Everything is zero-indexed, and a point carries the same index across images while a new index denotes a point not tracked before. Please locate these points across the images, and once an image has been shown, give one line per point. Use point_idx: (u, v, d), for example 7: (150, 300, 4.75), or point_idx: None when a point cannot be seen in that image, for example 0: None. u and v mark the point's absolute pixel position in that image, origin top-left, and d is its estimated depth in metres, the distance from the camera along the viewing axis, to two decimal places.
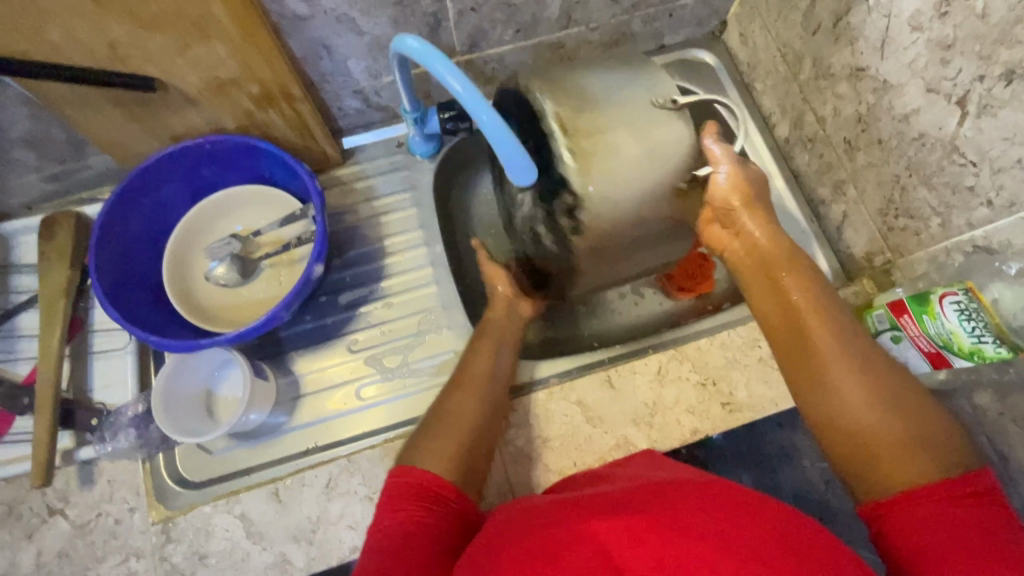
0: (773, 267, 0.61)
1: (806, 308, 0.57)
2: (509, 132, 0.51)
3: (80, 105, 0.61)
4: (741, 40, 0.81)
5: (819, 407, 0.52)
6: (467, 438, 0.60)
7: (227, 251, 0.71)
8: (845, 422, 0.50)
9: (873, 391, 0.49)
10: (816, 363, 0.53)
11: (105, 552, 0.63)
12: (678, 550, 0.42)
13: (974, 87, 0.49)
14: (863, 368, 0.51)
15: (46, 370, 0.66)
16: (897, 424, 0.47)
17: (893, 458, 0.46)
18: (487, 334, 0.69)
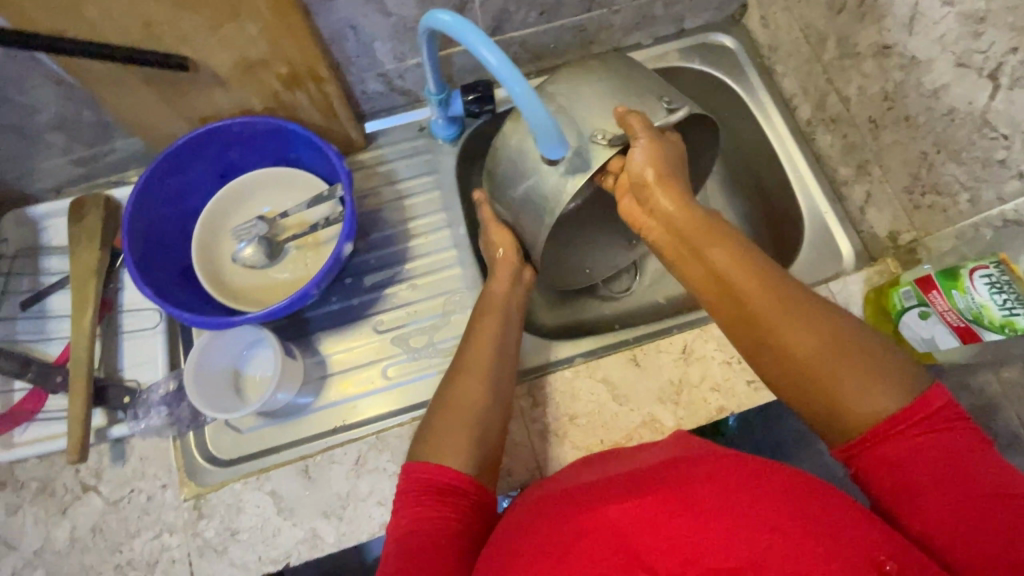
0: (689, 225, 0.55)
1: (733, 272, 0.51)
2: (524, 85, 0.51)
3: (114, 86, 0.61)
4: (762, 23, 0.81)
5: (786, 381, 0.48)
6: (476, 421, 0.58)
7: (254, 232, 0.72)
8: (806, 383, 0.47)
9: (822, 340, 0.47)
10: (768, 338, 0.49)
11: (138, 527, 0.64)
12: (703, 524, 0.42)
13: (1007, 59, 0.49)
14: (804, 323, 0.48)
15: (79, 348, 0.67)
16: (858, 378, 0.45)
17: (862, 404, 0.45)
18: (489, 310, 0.67)
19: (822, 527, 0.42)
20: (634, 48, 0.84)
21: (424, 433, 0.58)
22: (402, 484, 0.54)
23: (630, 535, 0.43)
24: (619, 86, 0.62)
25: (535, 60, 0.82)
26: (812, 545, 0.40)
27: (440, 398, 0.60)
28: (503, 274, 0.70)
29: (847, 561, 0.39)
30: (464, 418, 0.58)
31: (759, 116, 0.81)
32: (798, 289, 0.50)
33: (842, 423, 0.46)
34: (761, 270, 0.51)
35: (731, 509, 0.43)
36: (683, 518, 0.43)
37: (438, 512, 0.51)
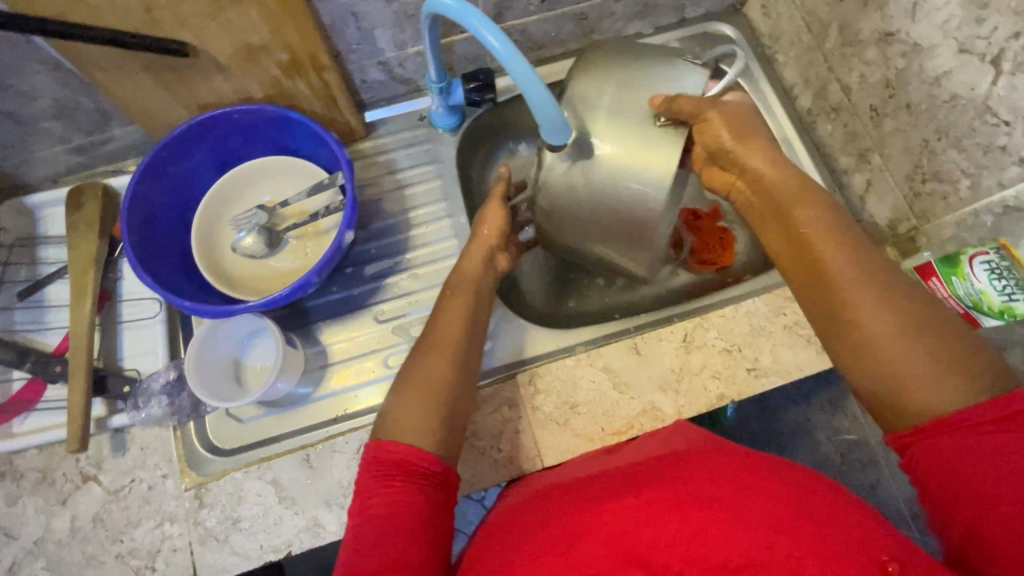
0: (783, 194, 0.56)
1: (817, 237, 0.52)
2: (518, 58, 0.50)
3: (112, 72, 0.61)
4: (763, 12, 0.80)
5: (843, 348, 0.49)
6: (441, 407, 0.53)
7: (254, 222, 0.71)
8: (877, 358, 0.46)
9: (903, 317, 0.46)
10: (838, 302, 0.49)
11: (139, 517, 0.64)
12: (701, 518, 0.43)
13: (1010, 44, 0.49)
14: (889, 297, 0.47)
15: (78, 337, 0.66)
16: (924, 360, 0.44)
17: (927, 388, 0.44)
18: (458, 288, 0.62)
19: (821, 517, 0.42)
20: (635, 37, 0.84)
21: (386, 413, 0.53)
22: (364, 467, 0.50)
23: (626, 531, 0.44)
24: (631, 76, 0.62)
25: (536, 49, 0.81)
26: (813, 534, 0.41)
27: (402, 376, 0.56)
28: (477, 253, 0.66)
29: (847, 548, 0.40)
30: (427, 400, 0.53)
31: (761, 105, 0.81)
32: (891, 267, 0.49)
33: (907, 402, 0.45)
34: (857, 241, 0.51)
35: (733, 501, 0.44)
36: (684, 516, 0.43)
37: (406, 497, 0.48)
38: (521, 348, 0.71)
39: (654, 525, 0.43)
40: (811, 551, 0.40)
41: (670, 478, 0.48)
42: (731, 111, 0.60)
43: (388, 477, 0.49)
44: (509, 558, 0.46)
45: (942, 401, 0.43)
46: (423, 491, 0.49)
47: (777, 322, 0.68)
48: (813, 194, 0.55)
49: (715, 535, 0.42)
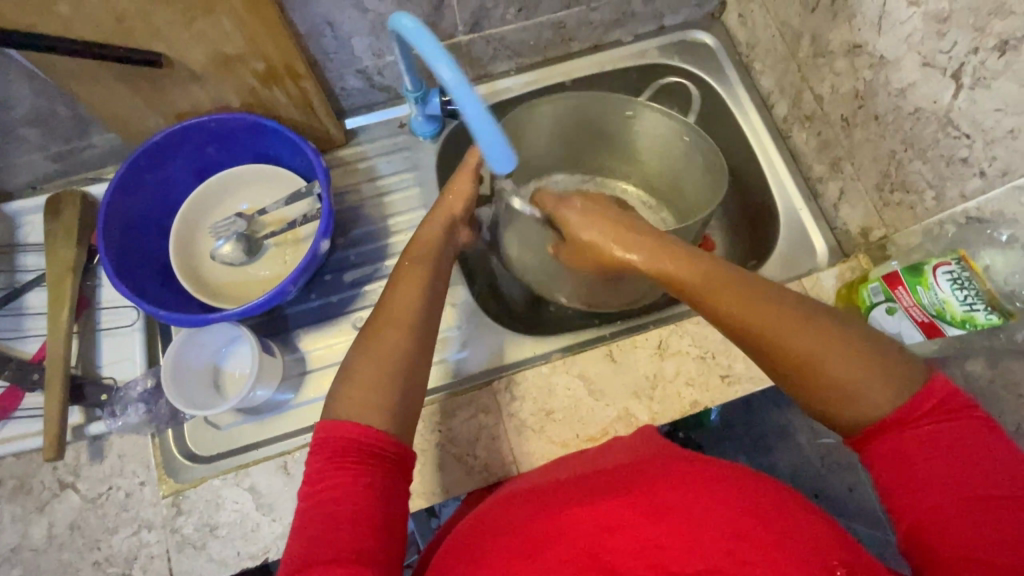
0: (673, 263, 0.54)
1: (724, 297, 0.50)
2: (470, 91, 0.49)
3: (87, 81, 0.61)
4: (740, 20, 0.81)
5: (802, 392, 0.47)
6: (398, 376, 0.54)
7: (232, 230, 0.72)
8: (832, 391, 0.45)
9: (831, 342, 0.46)
10: (774, 353, 0.47)
11: (116, 524, 0.64)
12: (665, 526, 0.43)
13: (969, 59, 0.50)
14: (809, 330, 0.47)
15: (56, 345, 0.67)
16: (866, 373, 0.45)
17: (862, 400, 0.44)
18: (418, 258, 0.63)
19: (786, 525, 0.43)
20: (613, 45, 0.85)
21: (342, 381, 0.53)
22: (320, 446, 0.50)
23: (588, 537, 0.44)
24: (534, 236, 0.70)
25: (516, 57, 0.82)
26: (777, 539, 0.41)
27: (356, 346, 0.56)
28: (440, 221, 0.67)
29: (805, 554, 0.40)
30: (389, 388, 0.53)
31: (737, 112, 0.82)
32: (789, 297, 0.49)
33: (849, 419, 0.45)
34: (752, 284, 0.51)
35: (698, 507, 0.45)
36: (648, 524, 0.44)
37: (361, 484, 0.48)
38: (498, 356, 0.73)
39: (617, 533, 0.44)
40: (773, 556, 0.40)
41: (635, 483, 0.49)
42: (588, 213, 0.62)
43: (343, 458, 0.49)
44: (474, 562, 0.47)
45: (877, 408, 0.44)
46: (379, 472, 0.50)
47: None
48: (679, 250, 0.55)
49: (679, 544, 0.42)
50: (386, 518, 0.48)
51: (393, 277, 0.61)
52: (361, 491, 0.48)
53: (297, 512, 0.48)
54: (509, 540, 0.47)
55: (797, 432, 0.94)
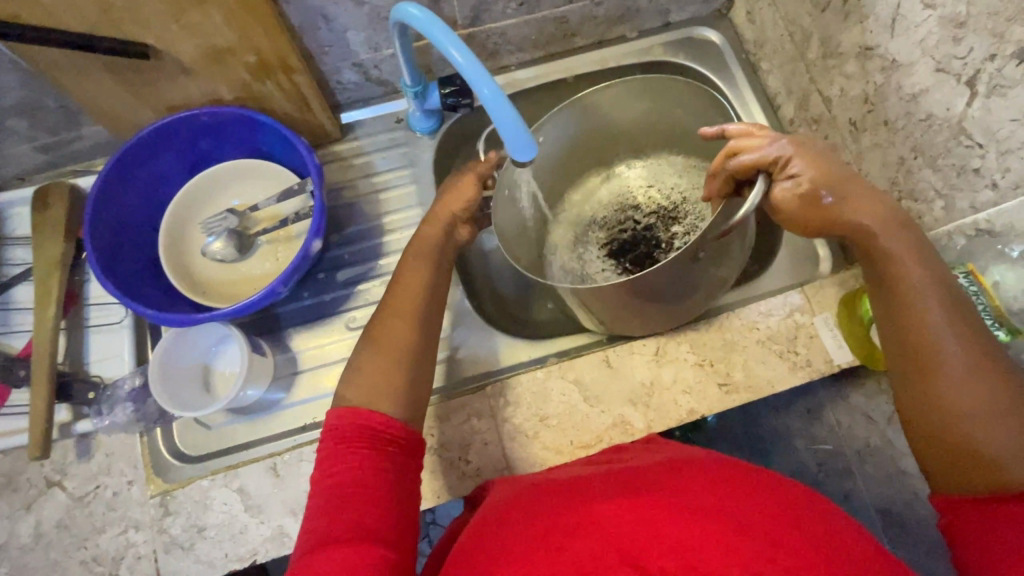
0: (885, 252, 0.52)
1: (928, 303, 0.50)
2: (482, 72, 0.49)
3: (73, 72, 0.59)
4: (748, 18, 0.79)
5: (937, 422, 0.48)
6: (388, 399, 0.54)
7: (223, 227, 0.70)
8: (972, 437, 0.46)
9: (999, 403, 0.46)
10: (936, 370, 0.48)
11: (104, 524, 0.64)
12: (695, 525, 0.43)
13: (986, 66, 0.48)
14: (993, 381, 0.47)
15: (42, 341, 0.65)
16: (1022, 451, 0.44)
17: (1007, 470, 0.44)
18: (420, 256, 0.62)
19: (793, 529, 0.43)
20: (617, 41, 0.82)
21: (350, 377, 0.56)
22: (333, 430, 0.52)
23: (623, 533, 0.44)
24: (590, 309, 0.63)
25: (517, 52, 0.80)
26: (786, 541, 0.42)
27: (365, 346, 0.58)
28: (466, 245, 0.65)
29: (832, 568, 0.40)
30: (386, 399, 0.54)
31: (742, 114, 0.80)
32: (997, 353, 0.48)
33: (987, 481, 0.45)
34: (967, 317, 0.49)
35: (727, 513, 0.44)
36: (676, 521, 0.43)
37: (380, 467, 0.50)
38: (493, 358, 0.72)
39: (649, 528, 0.43)
40: (783, 556, 0.40)
41: (648, 485, 0.49)
42: (823, 159, 0.55)
43: (353, 444, 0.51)
44: (506, 548, 0.47)
45: (1013, 478, 0.44)
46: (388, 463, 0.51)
47: (747, 333, 0.68)
48: (909, 241, 0.52)
49: (712, 544, 0.41)
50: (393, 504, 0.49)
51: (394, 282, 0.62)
52: (370, 479, 0.49)
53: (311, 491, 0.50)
54: (541, 534, 0.46)
55: (793, 436, 0.92)
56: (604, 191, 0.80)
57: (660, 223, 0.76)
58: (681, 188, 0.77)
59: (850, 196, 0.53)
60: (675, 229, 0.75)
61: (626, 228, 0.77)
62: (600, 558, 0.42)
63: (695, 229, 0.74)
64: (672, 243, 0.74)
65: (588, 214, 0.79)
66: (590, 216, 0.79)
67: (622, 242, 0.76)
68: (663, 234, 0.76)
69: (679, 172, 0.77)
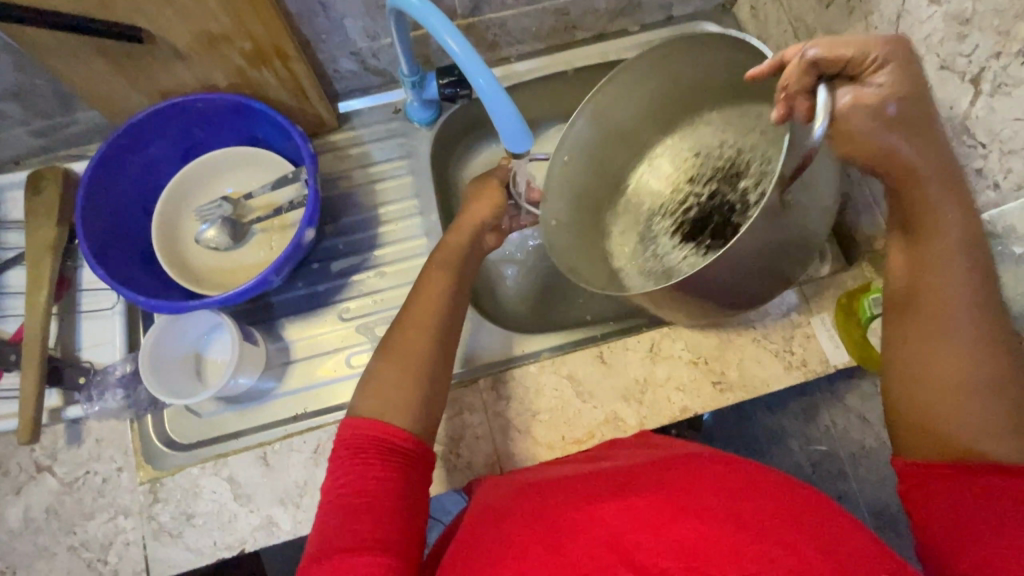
0: (917, 205, 0.49)
1: (949, 266, 0.48)
2: (476, 57, 0.49)
3: (66, 55, 0.59)
4: (752, 13, 0.78)
5: (928, 384, 0.47)
6: (394, 403, 0.54)
7: (218, 214, 0.70)
8: (959, 406, 0.46)
9: (994, 379, 0.45)
10: (944, 333, 0.47)
11: (93, 509, 0.63)
12: (697, 528, 0.43)
13: (990, 64, 0.47)
14: (994, 356, 0.46)
15: (33, 327, 0.65)
16: (1003, 430, 0.44)
17: (981, 444, 0.45)
18: (443, 264, 0.63)
19: (793, 527, 0.43)
20: (619, 35, 0.81)
21: (365, 386, 0.56)
22: (343, 446, 0.52)
23: (623, 535, 0.44)
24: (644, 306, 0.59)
25: (517, 43, 0.79)
26: (784, 540, 0.42)
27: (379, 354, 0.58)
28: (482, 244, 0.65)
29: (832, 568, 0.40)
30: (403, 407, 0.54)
31: None
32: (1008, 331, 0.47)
33: (959, 451, 0.45)
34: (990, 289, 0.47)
35: (729, 515, 0.44)
36: (676, 524, 0.43)
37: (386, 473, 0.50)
38: (497, 351, 0.70)
39: (651, 530, 0.43)
40: (783, 555, 0.40)
41: (645, 483, 0.49)
42: (905, 66, 0.45)
43: (362, 457, 0.51)
44: (502, 546, 0.47)
45: (998, 452, 0.44)
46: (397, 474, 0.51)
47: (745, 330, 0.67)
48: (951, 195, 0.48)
49: (715, 548, 0.41)
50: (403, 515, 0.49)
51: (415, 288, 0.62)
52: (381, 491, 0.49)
53: (321, 505, 0.50)
54: (538, 534, 0.46)
55: (789, 436, 0.91)
56: (658, 179, 0.73)
57: (724, 184, 0.67)
58: (730, 141, 0.69)
59: (912, 123, 0.46)
60: (744, 182, 0.65)
61: (689, 207, 0.69)
62: (600, 562, 0.42)
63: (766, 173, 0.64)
64: (749, 199, 0.63)
65: (648, 206, 0.72)
66: (648, 209, 0.72)
67: (691, 222, 0.67)
68: (734, 195, 0.65)
69: (719, 126, 0.70)
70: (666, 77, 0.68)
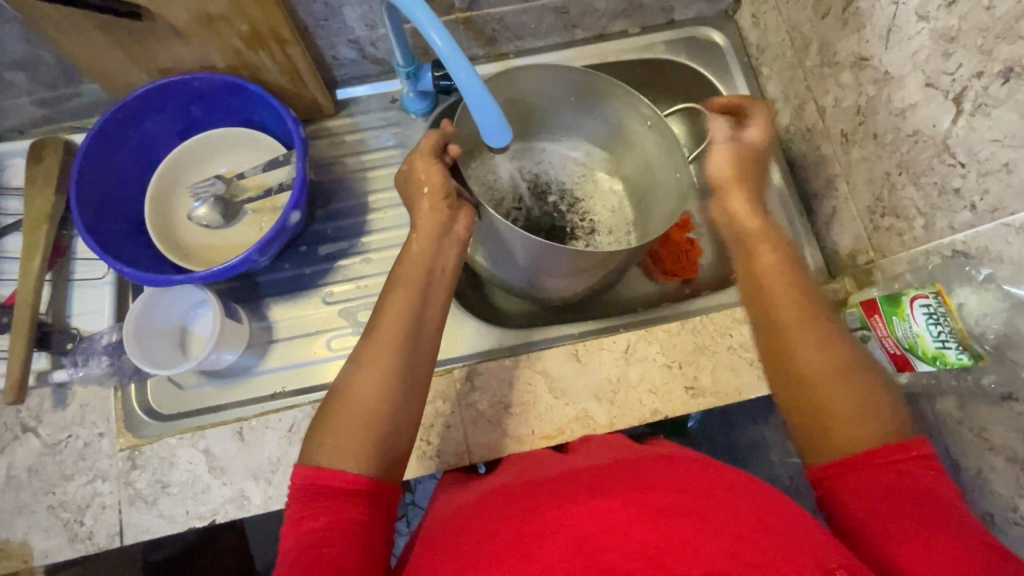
0: (750, 227, 0.61)
1: (777, 281, 0.56)
2: (454, 48, 0.49)
3: (68, 29, 0.60)
4: (753, 21, 0.78)
5: (793, 388, 0.51)
6: (360, 419, 0.51)
7: (210, 192, 0.72)
8: (818, 400, 0.49)
9: (836, 363, 0.50)
10: (785, 333, 0.53)
11: (72, 472, 0.65)
12: (656, 529, 0.42)
13: (972, 84, 0.47)
14: (829, 341, 0.51)
15: (27, 291, 0.67)
16: (854, 410, 0.48)
17: (842, 426, 0.48)
18: (409, 281, 0.59)
19: (756, 523, 0.43)
20: (619, 36, 0.81)
21: (338, 398, 0.53)
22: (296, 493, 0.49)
23: (589, 531, 0.43)
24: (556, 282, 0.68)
25: (516, 39, 0.79)
26: (747, 546, 0.41)
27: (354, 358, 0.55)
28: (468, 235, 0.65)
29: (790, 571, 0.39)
30: (361, 422, 0.51)
31: None
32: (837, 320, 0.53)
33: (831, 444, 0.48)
34: (814, 293, 0.55)
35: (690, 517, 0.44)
36: (639, 521, 0.43)
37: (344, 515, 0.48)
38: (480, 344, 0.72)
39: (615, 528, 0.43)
40: (741, 549, 0.41)
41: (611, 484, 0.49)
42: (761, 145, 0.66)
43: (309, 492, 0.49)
44: (466, 555, 0.46)
45: (850, 427, 0.47)
46: (359, 504, 0.49)
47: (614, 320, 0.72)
48: (763, 229, 0.60)
49: (678, 549, 0.41)
50: (369, 543, 0.47)
51: (393, 279, 0.59)
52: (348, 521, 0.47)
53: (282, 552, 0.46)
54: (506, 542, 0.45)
55: (769, 448, 0.91)
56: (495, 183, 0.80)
57: (536, 201, 0.82)
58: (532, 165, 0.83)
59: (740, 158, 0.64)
60: (552, 197, 0.82)
61: (517, 217, 0.80)
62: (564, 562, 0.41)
63: (562, 190, 0.83)
64: (561, 209, 0.82)
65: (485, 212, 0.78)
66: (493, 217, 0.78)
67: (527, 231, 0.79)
68: (546, 208, 0.82)
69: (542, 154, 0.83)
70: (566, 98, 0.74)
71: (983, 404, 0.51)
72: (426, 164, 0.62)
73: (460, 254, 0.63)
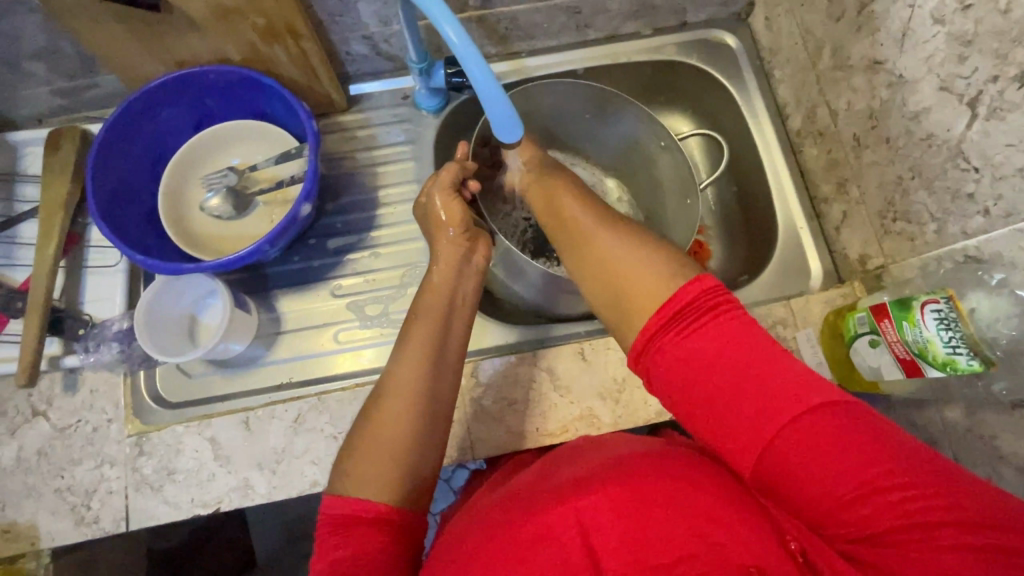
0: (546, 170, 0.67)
1: (571, 206, 0.63)
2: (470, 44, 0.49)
3: (87, 20, 0.61)
4: (766, 24, 0.77)
5: (588, 270, 0.59)
6: (397, 442, 0.52)
7: (222, 183, 0.73)
8: (608, 270, 0.57)
9: (621, 241, 0.58)
10: (582, 234, 0.61)
11: (80, 456, 0.66)
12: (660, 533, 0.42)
13: (987, 88, 0.47)
14: (616, 229, 0.59)
15: (41, 277, 0.68)
16: (638, 272, 0.55)
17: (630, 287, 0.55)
18: (427, 312, 0.60)
19: (764, 524, 0.43)
20: (631, 37, 0.81)
21: (365, 424, 0.54)
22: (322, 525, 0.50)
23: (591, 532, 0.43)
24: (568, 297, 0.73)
25: (528, 39, 0.79)
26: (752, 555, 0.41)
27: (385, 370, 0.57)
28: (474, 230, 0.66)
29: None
30: (385, 446, 0.52)
31: (752, 125, 0.79)
32: (622, 219, 0.61)
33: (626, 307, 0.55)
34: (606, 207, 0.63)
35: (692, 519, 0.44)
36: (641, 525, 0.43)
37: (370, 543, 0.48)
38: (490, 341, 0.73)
39: (618, 530, 0.43)
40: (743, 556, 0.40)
41: None
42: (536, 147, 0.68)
43: (332, 526, 0.49)
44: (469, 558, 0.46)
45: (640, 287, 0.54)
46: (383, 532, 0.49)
47: None
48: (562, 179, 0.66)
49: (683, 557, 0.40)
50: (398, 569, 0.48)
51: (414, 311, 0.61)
52: (374, 552, 0.48)
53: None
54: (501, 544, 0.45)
55: None
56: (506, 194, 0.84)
57: None
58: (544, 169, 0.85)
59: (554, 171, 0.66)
60: None
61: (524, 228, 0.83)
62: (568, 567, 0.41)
63: None
64: None
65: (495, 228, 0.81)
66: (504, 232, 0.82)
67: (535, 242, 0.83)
68: None
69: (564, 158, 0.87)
70: (574, 113, 0.80)
71: (993, 413, 0.51)
72: (446, 198, 0.66)
73: (479, 283, 0.66)
